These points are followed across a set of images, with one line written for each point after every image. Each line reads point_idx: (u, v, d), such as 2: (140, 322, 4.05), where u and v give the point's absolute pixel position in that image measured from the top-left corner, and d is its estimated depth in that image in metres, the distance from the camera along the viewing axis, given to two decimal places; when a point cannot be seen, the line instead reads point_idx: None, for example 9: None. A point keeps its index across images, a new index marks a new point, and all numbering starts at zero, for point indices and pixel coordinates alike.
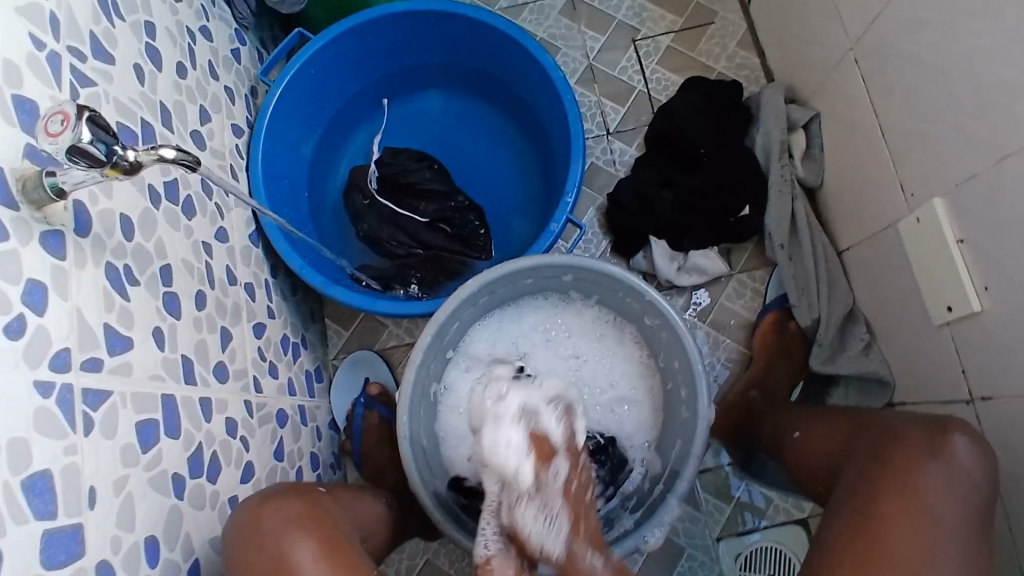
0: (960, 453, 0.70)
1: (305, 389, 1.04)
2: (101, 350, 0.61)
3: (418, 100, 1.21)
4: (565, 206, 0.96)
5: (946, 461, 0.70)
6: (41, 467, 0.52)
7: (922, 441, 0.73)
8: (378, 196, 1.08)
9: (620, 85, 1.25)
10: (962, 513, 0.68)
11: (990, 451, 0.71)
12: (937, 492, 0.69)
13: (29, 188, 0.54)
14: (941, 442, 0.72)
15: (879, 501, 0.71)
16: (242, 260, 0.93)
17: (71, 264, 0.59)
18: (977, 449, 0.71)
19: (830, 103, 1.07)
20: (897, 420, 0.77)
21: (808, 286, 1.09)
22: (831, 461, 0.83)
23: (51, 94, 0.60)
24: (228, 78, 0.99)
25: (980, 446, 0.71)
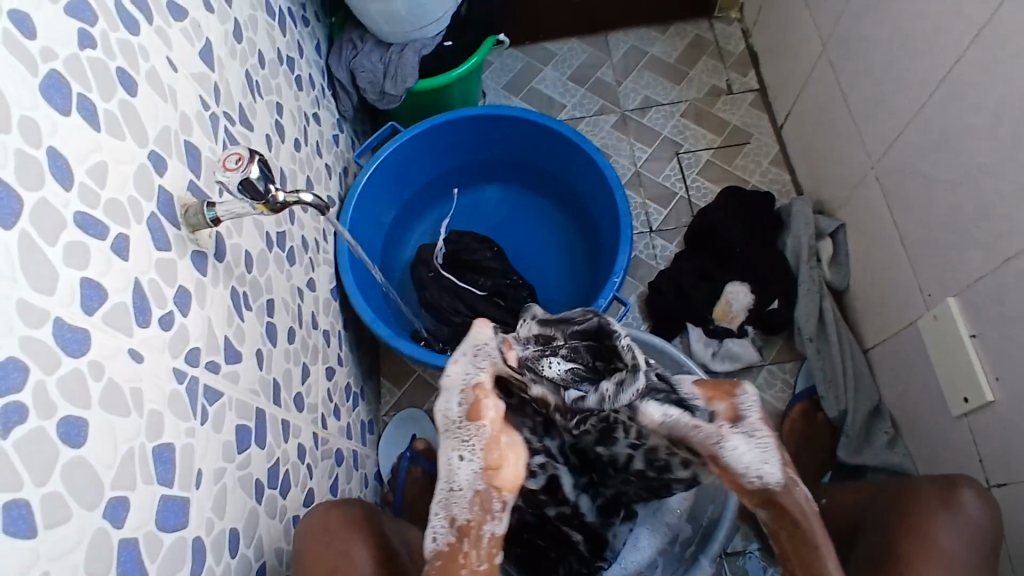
0: (968, 506, 0.77)
1: (360, 436, 1.12)
2: (219, 356, 0.71)
3: (484, 191, 1.37)
4: (612, 284, 1.07)
5: (956, 511, 0.77)
6: (168, 441, 0.61)
7: (934, 494, 0.80)
8: (442, 269, 1.20)
9: (663, 189, 1.40)
10: (972, 557, 0.74)
11: (996, 506, 0.79)
12: (951, 537, 0.75)
13: (191, 213, 0.67)
14: (952, 497, 0.79)
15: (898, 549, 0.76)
16: (323, 309, 1.05)
17: (209, 281, 0.70)
18: (985, 504, 0.78)
19: (853, 214, 1.19)
20: (913, 480, 0.84)
21: (837, 380, 1.16)
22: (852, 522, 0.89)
23: (212, 147, 0.75)
24: (328, 156, 1.15)
25: (987, 502, 0.78)
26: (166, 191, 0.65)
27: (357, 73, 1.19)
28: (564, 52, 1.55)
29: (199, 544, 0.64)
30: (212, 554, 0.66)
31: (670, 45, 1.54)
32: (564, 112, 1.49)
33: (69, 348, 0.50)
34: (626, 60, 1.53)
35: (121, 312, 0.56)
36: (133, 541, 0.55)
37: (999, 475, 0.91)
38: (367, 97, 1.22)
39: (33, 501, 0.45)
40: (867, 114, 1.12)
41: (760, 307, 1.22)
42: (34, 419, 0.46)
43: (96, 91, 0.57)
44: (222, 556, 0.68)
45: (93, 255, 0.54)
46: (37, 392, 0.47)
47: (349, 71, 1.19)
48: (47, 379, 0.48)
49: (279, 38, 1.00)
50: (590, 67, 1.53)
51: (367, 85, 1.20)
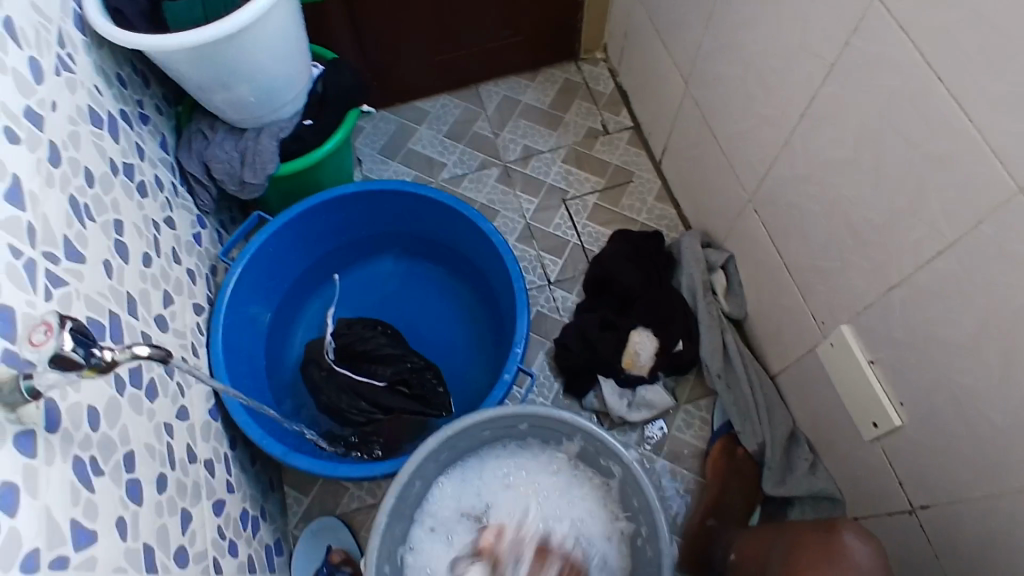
0: (849, 546, 0.81)
1: (265, 563, 1.01)
2: (66, 547, 0.60)
3: (367, 267, 1.30)
4: (516, 356, 1.02)
5: (838, 557, 0.80)
6: None
7: (817, 544, 0.83)
8: (334, 365, 1.12)
9: (555, 239, 1.37)
10: None
11: (879, 543, 0.82)
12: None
13: (5, 392, 0.55)
14: (834, 540, 0.82)
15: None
16: (202, 435, 0.94)
17: (41, 461, 0.60)
18: (866, 541, 0.81)
19: (741, 246, 1.21)
20: (800, 525, 0.89)
21: (750, 413, 1.16)
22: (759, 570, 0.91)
23: (27, 299, 0.64)
24: (190, 261, 1.05)
25: (870, 540, 0.82)
26: None
27: (211, 165, 1.09)
28: (437, 110, 1.51)
29: None
30: None
31: (541, 91, 1.53)
32: (445, 171, 1.44)
33: None
34: (501, 111, 1.51)
35: None
36: None
37: (921, 497, 0.93)
38: (227, 189, 1.12)
39: None
40: (737, 151, 1.14)
41: (666, 350, 1.19)
42: None
43: None
44: None
45: None
46: None
47: (203, 164, 1.10)
48: None
49: (112, 146, 0.90)
50: (465, 122, 1.49)
51: (225, 176, 1.10)
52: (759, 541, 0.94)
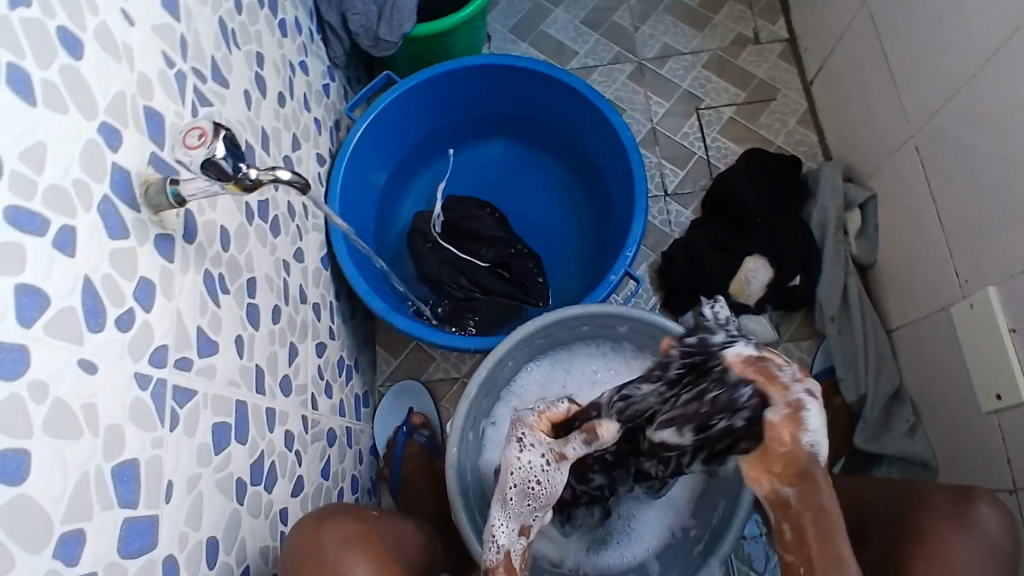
0: (982, 518, 0.76)
1: (353, 410, 1.07)
2: (191, 351, 0.64)
3: (483, 148, 1.27)
4: (625, 260, 0.99)
5: (968, 525, 0.76)
6: (131, 457, 0.53)
7: (943, 507, 0.78)
8: (440, 239, 1.12)
9: (681, 149, 1.30)
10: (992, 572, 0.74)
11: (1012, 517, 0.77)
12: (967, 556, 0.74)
13: (152, 192, 0.58)
14: (965, 509, 0.77)
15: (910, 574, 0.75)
16: (313, 280, 0.97)
17: (176, 267, 0.63)
18: (1000, 515, 0.76)
19: (887, 186, 1.10)
20: (923, 487, 0.83)
21: (856, 361, 1.10)
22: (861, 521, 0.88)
23: (176, 110, 0.66)
24: (318, 109, 1.05)
25: (1004, 514, 0.77)
26: (122, 168, 0.56)
27: (349, 15, 1.07)
28: None
29: (172, 564, 0.57)
30: (188, 570, 0.59)
31: None
32: (576, 60, 1.37)
33: (4, 370, 0.42)
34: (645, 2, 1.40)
35: (66, 319, 0.48)
36: None
37: None
38: (360, 42, 1.10)
39: None
40: (910, 77, 1.01)
41: (779, 282, 1.13)
42: None
43: (29, 58, 0.47)
44: (201, 569, 0.61)
45: (30, 256, 0.46)
46: None
47: (341, 13, 1.07)
48: None
49: None
50: (606, 9, 1.40)
51: (361, 30, 1.08)
52: (864, 486, 0.91)
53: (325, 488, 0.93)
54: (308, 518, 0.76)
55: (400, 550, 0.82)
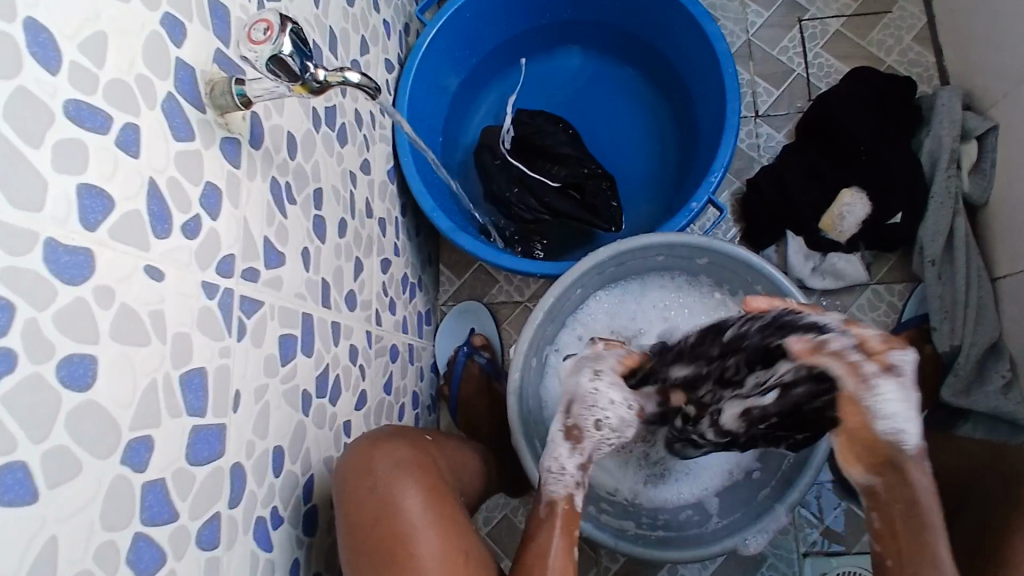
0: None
1: (416, 328, 1.06)
2: (258, 261, 0.62)
3: (557, 57, 1.18)
4: (709, 186, 0.92)
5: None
6: (198, 365, 0.53)
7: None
8: (509, 156, 1.07)
9: (778, 66, 1.17)
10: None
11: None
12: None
13: (218, 93, 0.55)
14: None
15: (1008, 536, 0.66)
16: (379, 194, 0.94)
17: (243, 173, 0.60)
18: None
19: (1016, 117, 0.98)
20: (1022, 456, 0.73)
21: (954, 310, 1.01)
22: (949, 484, 0.80)
23: (243, 4, 0.61)
24: (388, 11, 0.99)
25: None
26: (185, 64, 0.53)
27: None
28: None
29: (239, 471, 0.58)
30: (254, 477, 0.60)
31: None
32: None
33: (69, 273, 0.41)
34: None
35: (131, 222, 0.47)
36: (160, 482, 0.49)
37: None
38: None
39: (32, 462, 0.39)
40: None
41: (877, 219, 1.04)
42: (26, 365, 0.38)
43: None
44: (266, 477, 0.62)
45: (94, 155, 0.44)
46: (27, 331, 0.38)
47: None
48: (39, 316, 0.39)
49: None
50: None
51: None
52: (954, 452, 0.83)
53: (387, 403, 0.94)
54: (366, 436, 0.75)
55: (456, 474, 0.83)
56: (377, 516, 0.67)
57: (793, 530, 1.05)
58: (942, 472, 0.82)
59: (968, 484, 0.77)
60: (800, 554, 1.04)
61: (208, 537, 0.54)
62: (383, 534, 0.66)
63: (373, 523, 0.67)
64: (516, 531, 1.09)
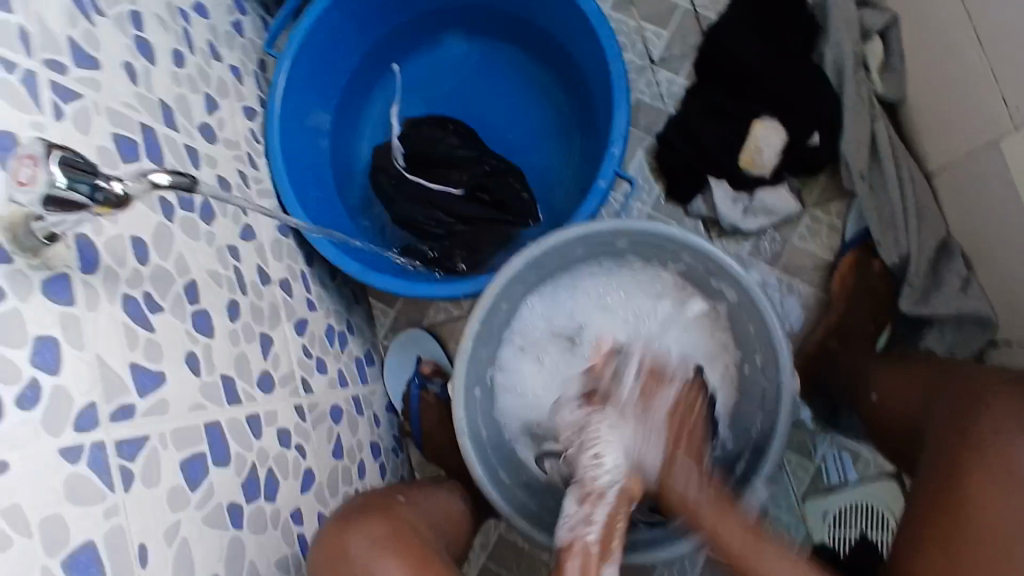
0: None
1: (356, 376, 1.00)
2: (130, 395, 0.56)
3: (432, 53, 1.10)
4: (611, 159, 0.86)
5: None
6: (82, 540, 0.49)
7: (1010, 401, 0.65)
8: (405, 173, 1.00)
9: (662, 5, 1.09)
10: None
11: None
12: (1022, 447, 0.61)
13: (21, 236, 0.48)
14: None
15: (957, 481, 0.64)
16: (274, 255, 0.88)
17: (82, 308, 0.54)
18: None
19: (912, 5, 0.93)
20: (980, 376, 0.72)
21: (894, 218, 0.97)
22: (906, 418, 0.79)
23: (31, 120, 0.54)
24: (232, 56, 0.90)
25: None
26: None
27: None
28: None
29: None
30: None
31: None
32: None
33: None
34: None
35: None
36: None
37: None
38: None
39: None
40: None
41: (795, 143, 0.99)
42: None
43: None
44: None
45: None
46: None
47: None
48: None
49: None
50: None
51: None
52: (905, 377, 0.82)
53: (341, 467, 0.89)
54: (332, 523, 0.74)
55: (435, 528, 0.81)
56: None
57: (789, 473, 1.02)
58: (891, 401, 0.83)
59: (920, 411, 0.77)
60: (799, 500, 1.01)
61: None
62: None
63: None
64: (514, 548, 1.06)
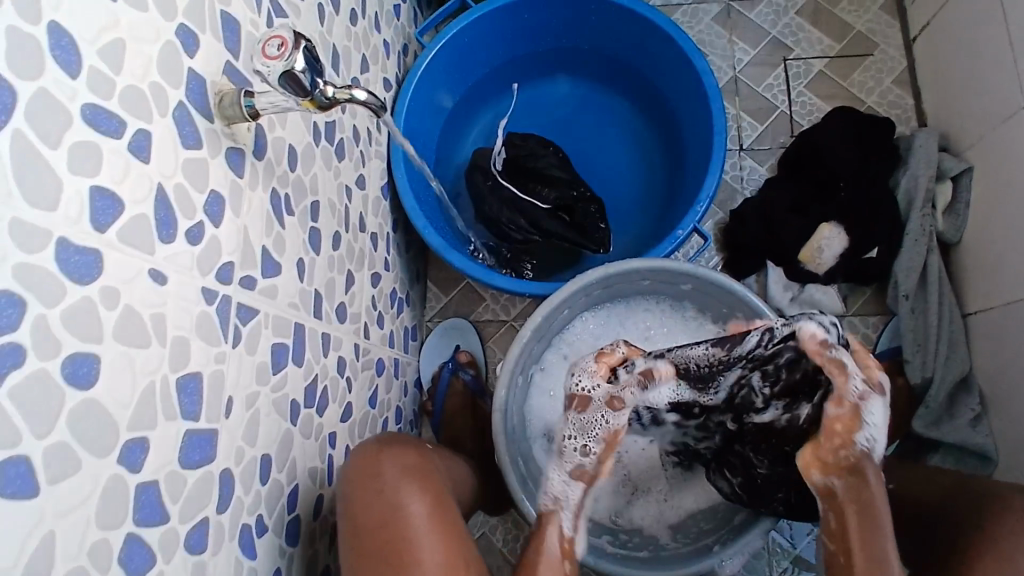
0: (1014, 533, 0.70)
1: (402, 343, 1.06)
2: (256, 270, 0.63)
3: (549, 84, 1.21)
4: (694, 215, 0.95)
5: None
6: (195, 369, 0.54)
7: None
8: (499, 176, 1.09)
9: (762, 102, 1.20)
10: None
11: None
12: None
13: (226, 103, 0.57)
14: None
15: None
16: (373, 209, 0.96)
17: (246, 183, 0.61)
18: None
19: (987, 161, 1.03)
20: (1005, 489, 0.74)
21: (926, 342, 1.04)
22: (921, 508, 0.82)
23: (253, 19, 0.63)
24: (388, 32, 1.01)
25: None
26: (196, 75, 0.54)
27: None
28: None
29: (228, 478, 0.58)
30: (241, 485, 0.60)
31: None
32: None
33: (75, 272, 0.42)
34: None
35: (138, 225, 0.48)
36: (153, 485, 0.49)
37: None
38: None
39: (35, 457, 0.39)
40: None
41: (857, 253, 1.08)
42: (33, 361, 0.39)
43: None
44: (253, 485, 0.62)
45: (106, 158, 0.45)
46: (36, 327, 0.39)
47: None
48: (48, 313, 0.40)
49: None
50: None
51: None
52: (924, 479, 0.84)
53: (371, 416, 0.94)
54: (372, 442, 0.74)
55: (455, 488, 0.82)
56: (381, 523, 0.67)
57: (768, 555, 1.07)
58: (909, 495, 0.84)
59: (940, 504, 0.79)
60: None
61: (196, 541, 0.54)
62: (388, 539, 0.66)
63: (378, 526, 0.67)
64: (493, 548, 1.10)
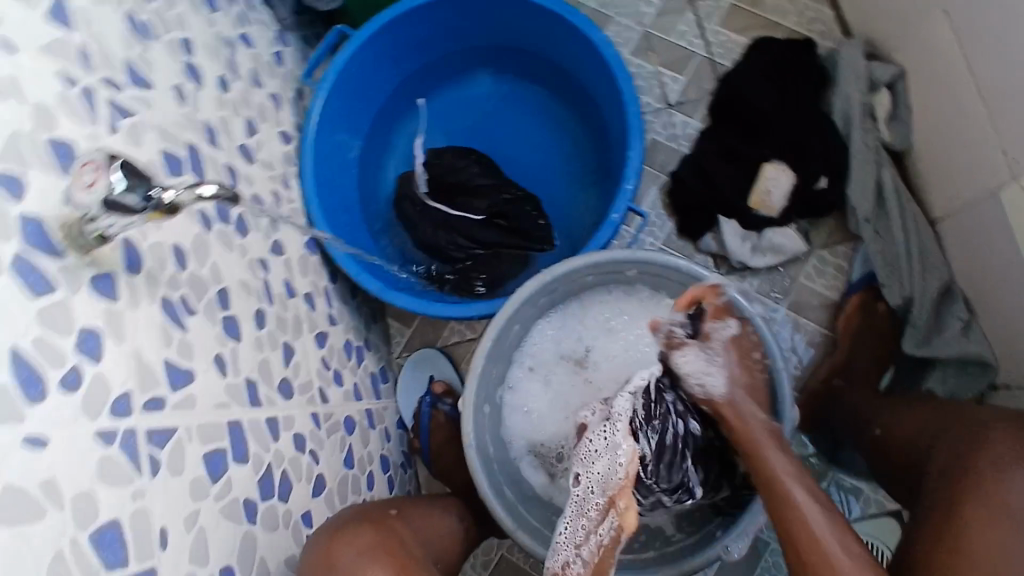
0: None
1: (370, 391, 1.04)
2: (161, 388, 0.60)
3: (457, 89, 1.16)
4: (625, 195, 0.90)
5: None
6: (109, 518, 0.52)
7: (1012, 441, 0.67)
8: (427, 199, 1.04)
9: (679, 52, 1.15)
10: None
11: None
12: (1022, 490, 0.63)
13: (74, 235, 0.53)
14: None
15: (963, 509, 0.65)
16: (300, 270, 0.93)
17: (125, 304, 0.58)
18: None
19: (918, 58, 0.97)
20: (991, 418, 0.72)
21: (898, 262, 1.00)
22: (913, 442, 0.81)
23: (89, 133, 0.59)
24: (272, 84, 0.97)
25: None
26: (32, 217, 0.51)
27: None
28: None
29: None
30: None
31: None
32: None
33: None
34: None
35: None
36: None
37: None
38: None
39: None
40: None
41: (805, 187, 1.03)
42: None
43: None
44: None
45: None
46: None
47: None
48: None
49: None
50: None
51: None
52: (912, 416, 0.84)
53: (351, 477, 0.92)
54: (322, 529, 0.69)
55: (422, 541, 0.79)
56: None
57: None
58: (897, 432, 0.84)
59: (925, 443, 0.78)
60: None
61: None
62: None
63: None
64: (514, 568, 1.08)
